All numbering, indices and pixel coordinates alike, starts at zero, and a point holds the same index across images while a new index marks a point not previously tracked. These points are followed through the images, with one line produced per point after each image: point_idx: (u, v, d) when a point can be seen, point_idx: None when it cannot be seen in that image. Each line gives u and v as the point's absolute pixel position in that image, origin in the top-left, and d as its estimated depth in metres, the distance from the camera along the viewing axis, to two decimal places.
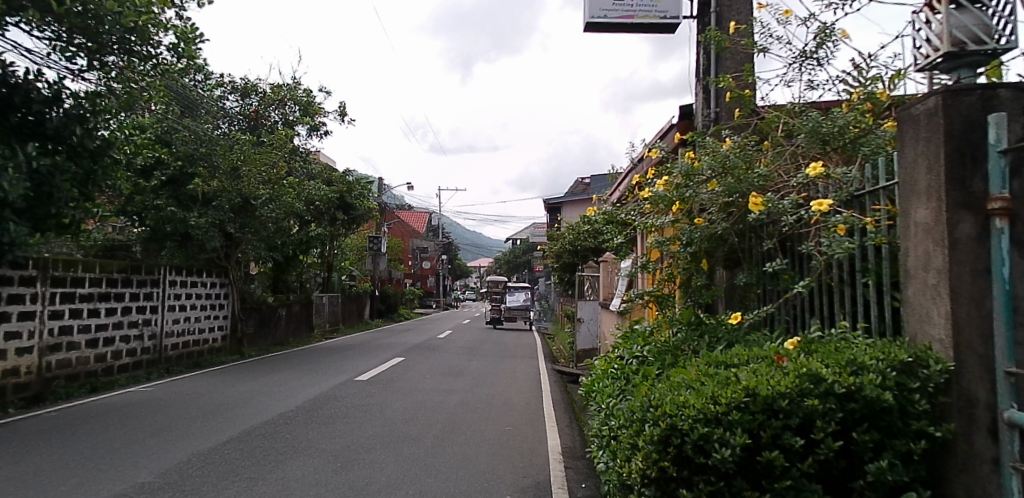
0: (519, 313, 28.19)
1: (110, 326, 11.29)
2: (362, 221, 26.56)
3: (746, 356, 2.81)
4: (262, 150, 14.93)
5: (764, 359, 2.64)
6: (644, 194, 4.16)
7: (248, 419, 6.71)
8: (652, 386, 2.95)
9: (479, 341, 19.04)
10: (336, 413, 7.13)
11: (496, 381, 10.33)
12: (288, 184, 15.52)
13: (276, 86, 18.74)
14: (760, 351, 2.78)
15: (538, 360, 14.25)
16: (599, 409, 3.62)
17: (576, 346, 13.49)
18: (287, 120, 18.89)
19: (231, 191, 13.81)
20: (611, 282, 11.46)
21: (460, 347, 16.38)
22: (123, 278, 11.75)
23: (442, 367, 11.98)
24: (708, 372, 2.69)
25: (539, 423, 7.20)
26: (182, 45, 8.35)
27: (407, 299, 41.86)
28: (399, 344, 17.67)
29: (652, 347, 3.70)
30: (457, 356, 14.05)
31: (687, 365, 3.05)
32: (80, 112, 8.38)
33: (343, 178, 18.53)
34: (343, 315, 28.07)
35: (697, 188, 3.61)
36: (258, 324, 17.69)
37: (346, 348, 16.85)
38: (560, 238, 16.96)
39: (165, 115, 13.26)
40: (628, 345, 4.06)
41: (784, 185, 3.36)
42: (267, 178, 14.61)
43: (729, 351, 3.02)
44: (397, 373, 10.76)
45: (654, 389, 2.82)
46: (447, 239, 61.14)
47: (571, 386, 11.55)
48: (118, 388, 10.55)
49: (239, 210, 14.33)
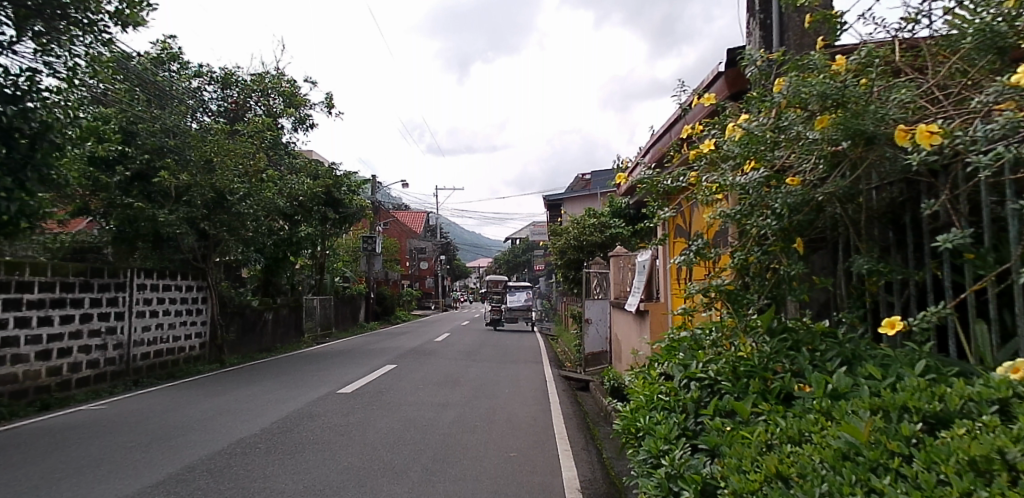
0: (521, 313, 27.05)
1: (66, 336, 10.13)
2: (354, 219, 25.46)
3: (938, 396, 1.72)
4: (238, 140, 13.79)
5: (999, 412, 1.55)
6: (703, 148, 3.05)
7: (200, 449, 5.58)
8: (777, 452, 1.87)
9: (479, 344, 17.92)
10: (308, 439, 6.00)
11: (495, 391, 9.20)
12: (266, 177, 14.38)
13: (257, 75, 17.61)
14: (964, 390, 1.69)
15: (543, 365, 13.15)
16: (652, 462, 2.49)
17: (586, 350, 12.52)
18: (269, 111, 17.76)
19: (204, 185, 12.69)
20: (624, 279, 10.36)
21: (457, 351, 15.20)
22: (82, 282, 10.60)
23: (436, 375, 10.82)
24: (896, 435, 1.62)
25: (549, 446, 6.08)
26: (125, 7, 7.22)
27: (405, 300, 40.66)
28: (393, 349, 16.54)
29: (723, 367, 2.58)
30: (455, 362, 12.95)
31: (821, 409, 1.97)
32: (11, 90, 7.33)
33: (330, 173, 17.40)
34: (336, 318, 26.90)
35: (796, 127, 2.48)
36: (242, 330, 16.55)
37: (337, 354, 15.73)
38: (563, 233, 15.74)
39: (130, 102, 12.14)
40: (679, 363, 2.94)
41: (934, 118, 2.27)
42: (244, 172, 13.49)
43: (887, 386, 1.94)
44: (386, 384, 9.61)
45: (795, 462, 1.75)
46: (445, 238, 59.96)
47: (581, 395, 10.45)
48: (73, 405, 9.41)
49: (215, 206, 13.23)
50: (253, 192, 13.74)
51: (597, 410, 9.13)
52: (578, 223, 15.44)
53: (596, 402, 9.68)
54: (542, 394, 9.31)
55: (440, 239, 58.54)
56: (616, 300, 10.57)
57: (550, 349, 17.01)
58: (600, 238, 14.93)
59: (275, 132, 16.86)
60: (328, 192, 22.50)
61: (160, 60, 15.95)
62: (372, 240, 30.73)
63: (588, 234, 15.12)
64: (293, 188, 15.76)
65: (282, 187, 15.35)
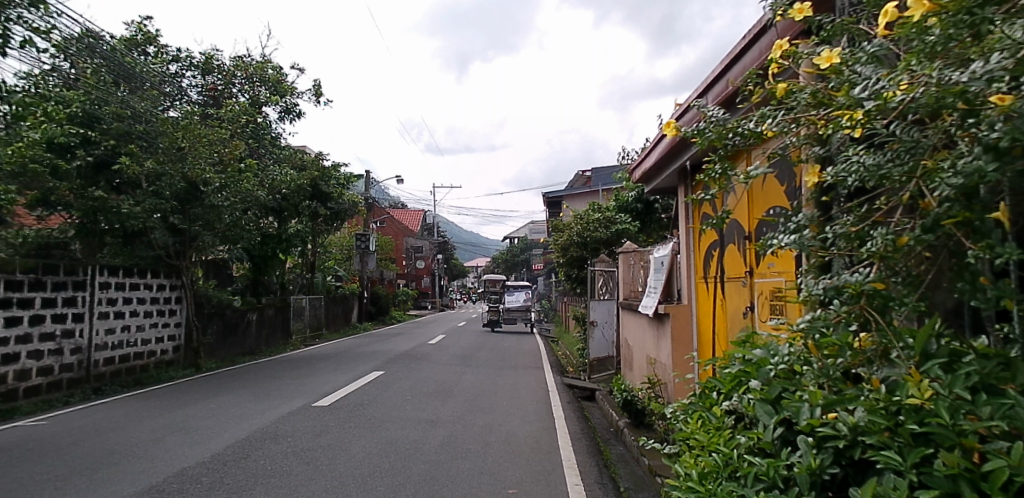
0: (519, 314, 25.96)
1: (11, 341, 9.08)
2: (346, 216, 24.36)
3: None
4: (212, 127, 12.72)
5: None
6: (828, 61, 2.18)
7: (126, 485, 4.55)
8: None
9: (475, 347, 16.85)
10: (263, 469, 4.98)
11: (491, 404, 8.16)
12: (244, 167, 13.31)
13: (240, 61, 16.53)
14: None
15: (545, 371, 12.14)
16: None
17: (591, 355, 11.56)
18: (252, 99, 16.67)
19: (173, 174, 11.59)
20: (635, 277, 9.36)
21: (452, 355, 14.16)
22: (32, 281, 9.53)
23: (427, 384, 9.81)
24: None
25: (554, 478, 5.07)
26: None
27: (400, 300, 39.53)
28: (383, 352, 15.50)
29: (859, 419, 1.61)
30: (449, 368, 11.92)
31: None
32: None
33: (317, 164, 16.35)
34: (327, 319, 25.80)
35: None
36: (223, 332, 15.50)
37: (323, 358, 14.69)
38: (565, 228, 14.67)
39: (92, 85, 11.11)
40: (771, 406, 1.97)
41: None
42: (218, 160, 12.41)
43: None
44: (369, 395, 8.59)
45: None
46: (442, 237, 58.79)
47: (588, 407, 9.44)
48: (16, 417, 8.38)
49: (186, 197, 12.19)
50: (230, 183, 12.70)
51: (607, 424, 8.13)
52: (582, 217, 14.40)
53: (604, 414, 8.67)
54: (544, 408, 8.29)
55: (437, 238, 57.43)
56: (626, 301, 9.56)
57: (552, 353, 15.97)
58: (606, 234, 13.87)
59: (257, 121, 15.77)
60: (316, 186, 21.43)
61: (135, 42, 14.90)
62: (365, 238, 29.66)
63: (593, 230, 14.07)
64: (275, 179, 14.71)
65: (263, 179, 14.28)
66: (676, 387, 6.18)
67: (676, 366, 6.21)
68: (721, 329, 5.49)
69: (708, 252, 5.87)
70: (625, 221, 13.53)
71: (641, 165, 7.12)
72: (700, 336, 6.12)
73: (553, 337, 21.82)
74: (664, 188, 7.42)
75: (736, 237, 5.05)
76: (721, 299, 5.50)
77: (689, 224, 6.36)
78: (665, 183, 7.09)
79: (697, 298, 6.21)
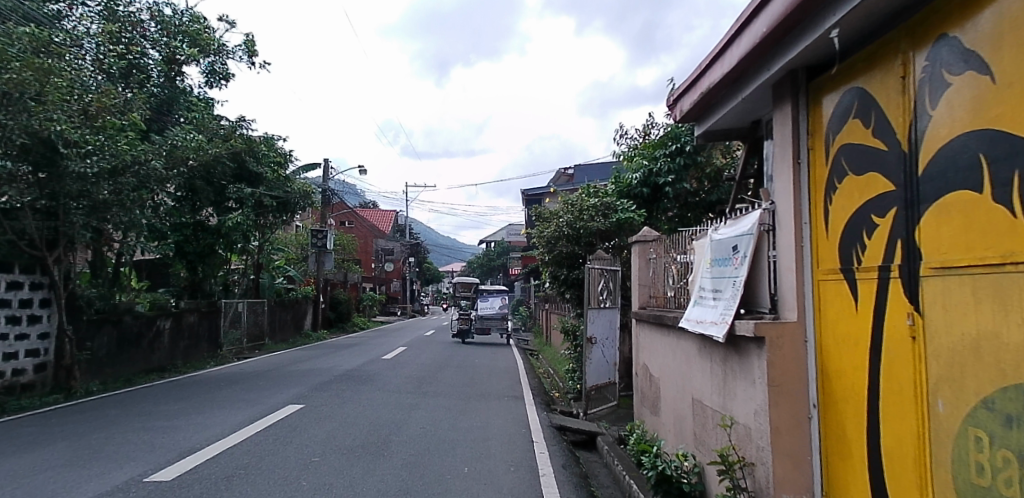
0: (495, 324, 22.72)
1: None
2: (294, 208, 21.03)
3: None
4: (75, 67, 9.35)
5: None
6: None
7: None
8: None
9: (439, 364, 13.79)
10: None
11: (444, 475, 5.17)
12: (125, 122, 9.82)
13: (150, 9, 13.06)
14: None
15: (526, 402, 9.19)
16: None
17: (588, 381, 8.65)
18: (166, 58, 13.18)
19: (10, 126, 7.96)
20: (661, 279, 6.53)
21: (406, 377, 11.09)
22: None
23: (357, 430, 6.76)
24: None
25: None
26: None
27: (364, 306, 35.94)
28: (322, 370, 12.34)
29: None
30: (396, 398, 8.87)
31: None
32: None
33: (240, 135, 13.02)
34: (272, 327, 22.35)
35: None
36: (116, 345, 12.15)
37: (241, 379, 11.48)
38: (552, 219, 11.72)
39: None
40: None
41: None
42: (80, 111, 8.84)
43: None
44: (255, 456, 5.49)
45: None
46: (414, 239, 55.22)
47: (588, 462, 6.52)
48: None
49: (36, 159, 8.67)
50: (106, 144, 9.22)
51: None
52: (572, 205, 11.41)
53: (614, 479, 5.73)
54: (527, 478, 5.32)
55: (408, 240, 54.05)
56: (648, 310, 6.70)
57: (532, 373, 13.01)
58: (604, 224, 10.82)
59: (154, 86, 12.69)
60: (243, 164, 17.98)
61: None
62: (321, 235, 26.24)
63: (590, 218, 11.03)
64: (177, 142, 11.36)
65: (159, 145, 10.97)
66: (778, 473, 3.33)
67: (777, 437, 3.36)
68: (908, 375, 2.64)
69: (859, 219, 3.01)
70: (628, 209, 10.85)
71: (693, 86, 4.39)
72: (829, 382, 3.27)
73: (530, 351, 18.85)
74: (733, 127, 4.59)
75: (984, 168, 2.18)
76: (910, 313, 2.64)
77: (801, 174, 3.51)
78: (744, 110, 4.24)
79: (820, 311, 3.35)
